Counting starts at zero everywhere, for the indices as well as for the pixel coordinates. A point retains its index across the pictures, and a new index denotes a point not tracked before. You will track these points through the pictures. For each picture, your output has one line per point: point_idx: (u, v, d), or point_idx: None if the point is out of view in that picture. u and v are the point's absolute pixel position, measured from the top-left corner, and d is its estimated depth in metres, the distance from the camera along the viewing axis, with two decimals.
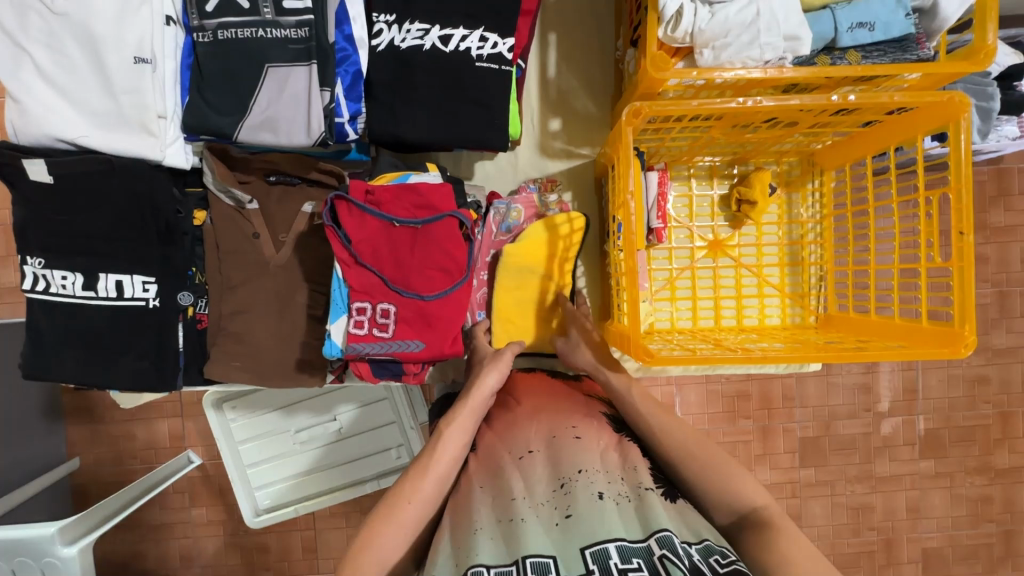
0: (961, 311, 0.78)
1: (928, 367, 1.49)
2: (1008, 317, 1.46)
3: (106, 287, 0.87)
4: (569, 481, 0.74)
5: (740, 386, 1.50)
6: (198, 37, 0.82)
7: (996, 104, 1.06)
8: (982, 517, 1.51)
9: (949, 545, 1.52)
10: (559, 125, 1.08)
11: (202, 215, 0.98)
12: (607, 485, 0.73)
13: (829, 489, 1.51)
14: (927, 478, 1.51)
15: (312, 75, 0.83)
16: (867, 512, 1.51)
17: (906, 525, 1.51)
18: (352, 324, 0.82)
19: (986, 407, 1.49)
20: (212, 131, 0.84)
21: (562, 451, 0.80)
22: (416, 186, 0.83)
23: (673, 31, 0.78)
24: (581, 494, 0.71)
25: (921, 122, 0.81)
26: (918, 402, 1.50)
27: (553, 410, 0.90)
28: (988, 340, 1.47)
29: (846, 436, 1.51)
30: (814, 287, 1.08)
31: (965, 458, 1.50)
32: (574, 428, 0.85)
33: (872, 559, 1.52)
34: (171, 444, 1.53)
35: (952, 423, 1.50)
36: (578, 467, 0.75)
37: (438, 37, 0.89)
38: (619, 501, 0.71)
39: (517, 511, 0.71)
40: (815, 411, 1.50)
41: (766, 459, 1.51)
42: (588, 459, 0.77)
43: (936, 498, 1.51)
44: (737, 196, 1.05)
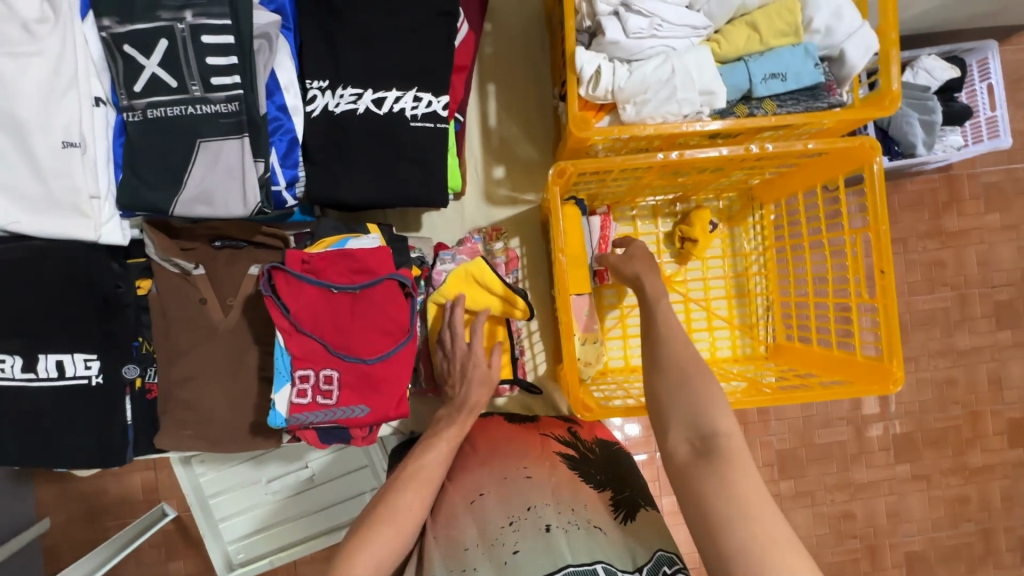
0: (888, 347, 0.80)
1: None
2: (968, 319, 1.48)
3: (47, 367, 0.86)
4: (518, 518, 0.80)
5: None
6: (129, 117, 0.83)
7: (937, 117, 1.17)
8: (961, 517, 1.53)
9: (931, 547, 1.54)
10: (503, 172, 1.10)
11: (147, 284, 0.97)
12: (556, 516, 0.80)
13: (809, 499, 1.52)
14: (904, 481, 1.53)
15: (245, 147, 0.84)
16: (848, 520, 1.53)
17: (887, 529, 1.53)
18: (295, 393, 0.82)
19: (956, 408, 1.51)
20: (146, 207, 0.84)
21: (512, 491, 0.85)
22: (351, 252, 0.84)
23: (594, 90, 0.80)
24: (530, 531, 0.78)
25: (839, 165, 0.84)
26: (890, 407, 1.51)
27: (505, 452, 0.93)
28: (953, 342, 1.48)
29: (823, 445, 1.52)
30: (761, 317, 1.10)
31: (939, 460, 1.52)
32: (525, 467, 0.89)
33: (856, 566, 1.53)
34: (144, 500, 1.50)
35: (924, 425, 1.52)
36: (527, 504, 0.82)
37: (372, 101, 0.91)
38: (569, 529, 0.78)
39: (471, 560, 0.76)
40: (792, 423, 1.51)
41: None
42: (537, 494, 0.84)
43: (914, 501, 1.53)
44: (681, 234, 1.08)
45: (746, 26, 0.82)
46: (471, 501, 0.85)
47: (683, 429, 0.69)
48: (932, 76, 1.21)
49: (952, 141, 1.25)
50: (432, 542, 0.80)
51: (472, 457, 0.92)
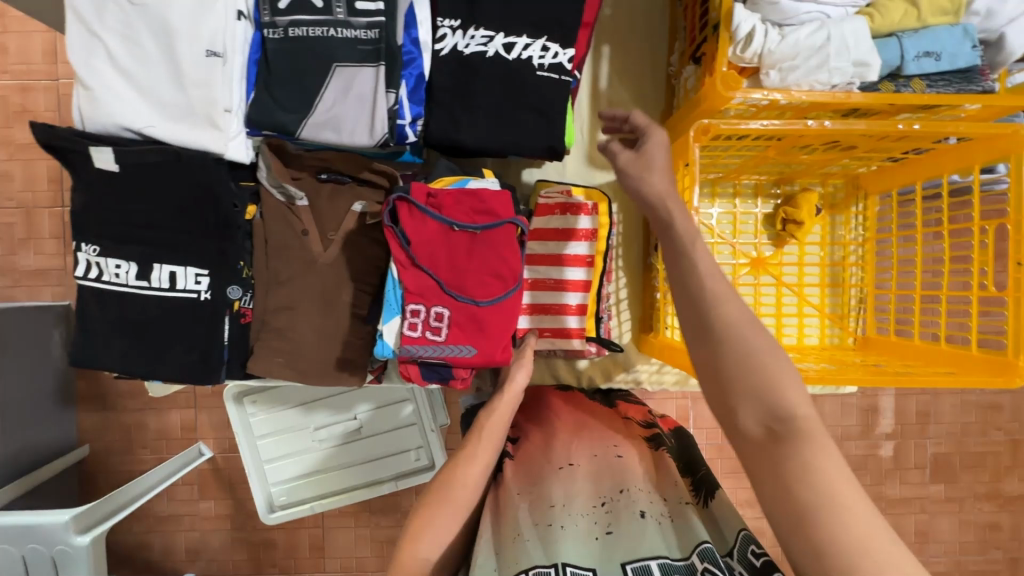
0: (1015, 341, 0.78)
1: (942, 393, 1.50)
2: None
3: (160, 278, 0.87)
4: (610, 500, 0.76)
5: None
6: (269, 34, 0.82)
7: None
8: (990, 544, 1.52)
9: (956, 570, 1.52)
10: (608, 137, 1.09)
11: (253, 209, 0.98)
12: (649, 504, 0.74)
13: None
14: (936, 502, 1.51)
15: (380, 76, 0.84)
16: None
17: (914, 548, 1.52)
18: (406, 326, 0.83)
19: (999, 433, 1.50)
20: (276, 126, 0.83)
21: (604, 469, 0.80)
22: (477, 191, 0.83)
23: (743, 52, 0.78)
24: (623, 512, 0.73)
25: (977, 155, 0.83)
26: (929, 426, 1.50)
27: (595, 429, 0.89)
28: None
29: (857, 457, 1.50)
30: (853, 309, 1.09)
31: (975, 484, 1.51)
32: (615, 447, 0.84)
33: None
34: (183, 435, 1.50)
35: (964, 448, 1.50)
36: (621, 487, 0.76)
37: (502, 45, 0.90)
38: (662, 521, 0.72)
39: (557, 517, 0.73)
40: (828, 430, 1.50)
41: None
42: (631, 477, 0.78)
43: (945, 523, 1.51)
44: (783, 216, 1.06)
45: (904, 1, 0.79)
46: (560, 467, 0.81)
47: (756, 405, 0.55)
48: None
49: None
50: (513, 497, 0.77)
51: (558, 428, 0.90)
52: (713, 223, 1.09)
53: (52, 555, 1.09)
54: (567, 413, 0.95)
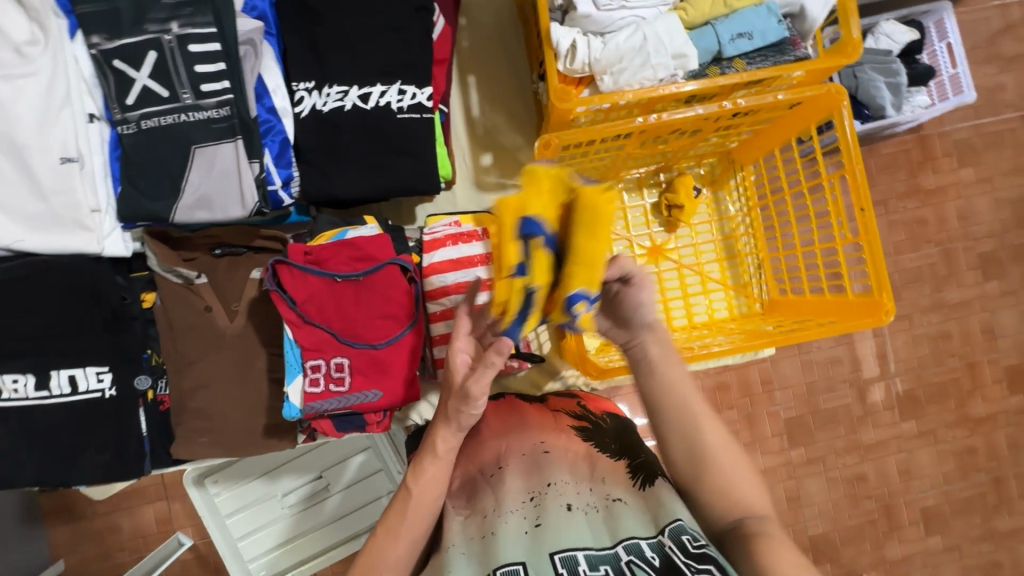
0: (877, 281, 0.84)
1: (893, 331, 1.53)
2: (956, 273, 1.53)
3: (60, 384, 0.88)
4: (538, 495, 0.77)
5: (717, 378, 1.51)
6: (123, 130, 0.85)
7: (901, 78, 1.24)
8: (971, 468, 1.54)
9: (945, 501, 1.54)
10: (490, 160, 1.13)
11: (151, 297, 0.98)
12: (576, 495, 0.76)
13: (821, 464, 1.52)
14: (911, 439, 1.53)
15: (239, 149, 0.87)
16: (862, 482, 1.53)
17: (900, 488, 1.53)
18: (308, 383, 0.84)
19: (953, 360, 1.53)
20: (148, 216, 0.86)
21: (532, 467, 0.81)
22: (353, 241, 0.86)
23: (572, 64, 0.83)
24: (551, 505, 0.74)
25: (809, 115, 0.89)
26: (890, 366, 1.53)
27: (519, 423, 0.90)
28: (943, 295, 1.53)
29: (829, 410, 1.52)
30: (753, 276, 1.13)
31: (943, 414, 1.54)
32: (542, 441, 0.86)
33: (875, 527, 1.52)
34: (160, 529, 1.42)
35: (925, 380, 1.53)
36: (547, 480, 0.78)
37: (358, 96, 0.93)
38: (589, 511, 0.74)
39: (489, 526, 0.74)
40: (795, 390, 1.52)
41: (756, 445, 1.51)
42: (557, 472, 0.79)
43: (924, 456, 1.53)
44: (667, 203, 1.11)
45: None
46: (491, 474, 0.82)
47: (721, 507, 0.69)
48: (894, 40, 1.27)
49: (919, 101, 1.31)
50: (450, 513, 0.80)
51: (491, 428, 0.90)
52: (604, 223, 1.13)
53: None
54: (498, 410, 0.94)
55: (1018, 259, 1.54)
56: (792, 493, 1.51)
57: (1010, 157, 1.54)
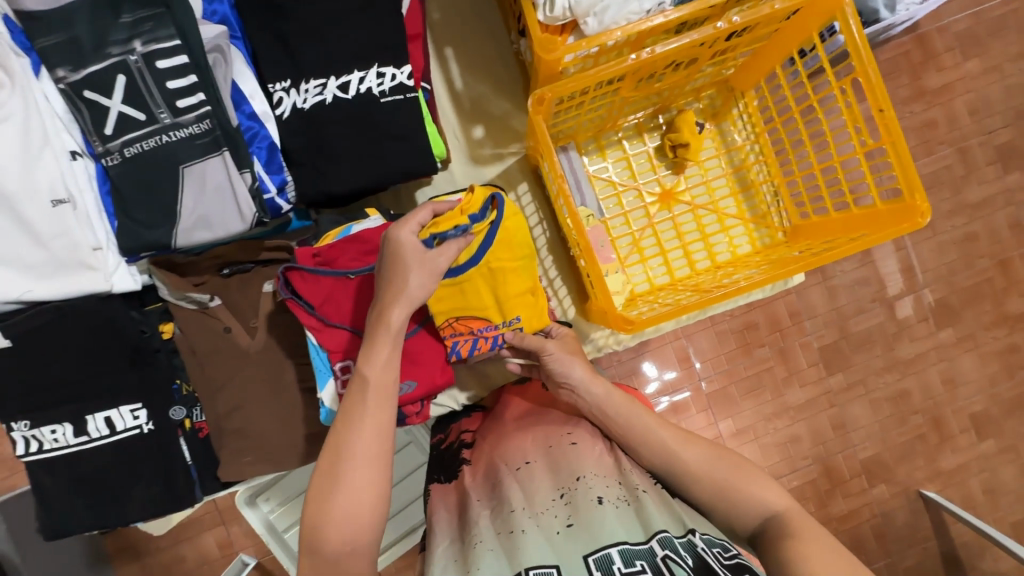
0: (908, 184, 0.79)
1: (918, 240, 1.48)
2: (975, 170, 1.47)
3: (97, 427, 0.89)
4: (569, 490, 0.75)
5: (745, 318, 1.48)
6: (108, 161, 0.83)
7: None
8: (1015, 367, 1.50)
9: (994, 404, 1.50)
10: (483, 131, 1.09)
11: (169, 327, 0.96)
12: (606, 489, 0.74)
13: (863, 387, 1.49)
14: (951, 347, 1.49)
15: (227, 162, 0.84)
16: (907, 399, 1.50)
17: (947, 398, 1.50)
18: (340, 385, 0.84)
19: (984, 260, 1.48)
20: (150, 245, 0.85)
21: (558, 462, 0.79)
22: (358, 235, 0.83)
23: (552, 12, 0.78)
24: (582, 502, 0.73)
25: (810, 21, 0.83)
26: (919, 277, 1.48)
27: (542, 418, 0.88)
28: (964, 196, 1.47)
29: (863, 331, 1.48)
30: (772, 205, 1.09)
31: (980, 316, 1.49)
32: (569, 433, 0.83)
33: (925, 441, 1.50)
34: (222, 554, 1.44)
35: (957, 286, 1.49)
36: (576, 475, 0.76)
37: (337, 87, 0.90)
38: (619, 505, 0.72)
39: (517, 522, 0.72)
40: (827, 317, 1.48)
41: (794, 379, 1.48)
42: (586, 464, 0.78)
43: (966, 362, 1.50)
44: (670, 143, 1.07)
45: None
46: (516, 467, 0.81)
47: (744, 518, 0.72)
48: None
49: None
50: (475, 507, 0.80)
51: (518, 420, 0.90)
52: (610, 176, 1.10)
53: None
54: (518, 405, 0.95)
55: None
56: (837, 420, 1.49)
57: (1017, 40, 1.46)
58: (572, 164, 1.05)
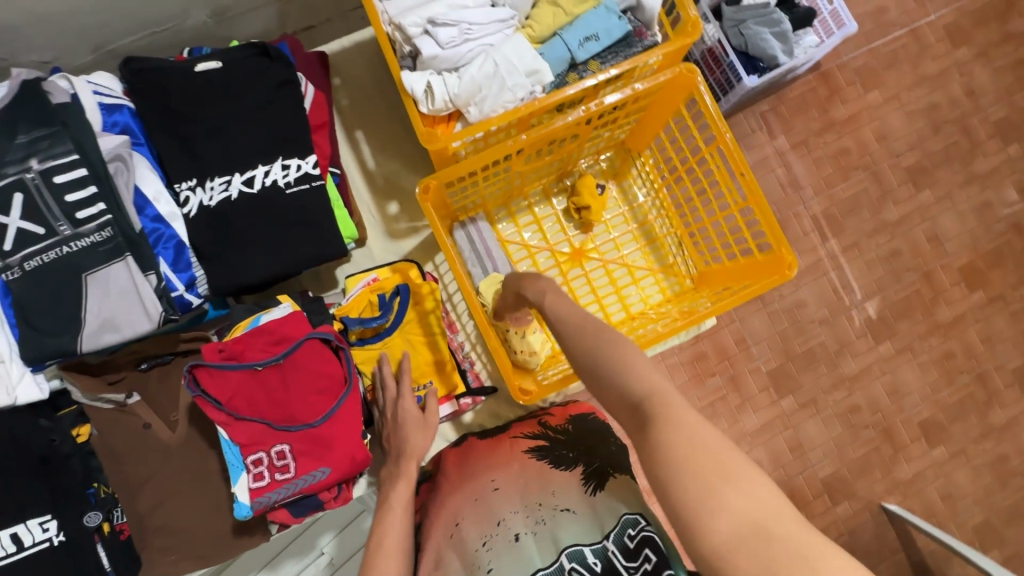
0: (775, 237, 0.86)
1: (846, 262, 1.56)
2: (889, 191, 1.58)
3: (3, 544, 0.86)
4: (491, 537, 0.79)
5: (693, 349, 1.52)
6: (8, 276, 0.84)
7: (784, 26, 1.24)
8: (954, 372, 1.57)
9: (939, 410, 1.56)
10: (397, 207, 1.14)
11: (85, 429, 0.96)
12: (524, 520, 0.79)
13: (813, 408, 1.54)
14: (891, 359, 1.56)
15: (131, 266, 0.86)
16: (856, 414, 1.54)
17: (894, 409, 1.55)
18: (252, 479, 0.83)
19: (910, 274, 1.57)
20: (54, 353, 0.85)
21: (479, 508, 0.83)
22: (265, 326, 0.86)
23: (433, 104, 0.85)
24: (501, 544, 0.78)
25: (673, 94, 0.92)
26: (850, 296, 1.56)
27: (473, 467, 0.89)
28: (880, 216, 1.57)
29: (804, 352, 1.54)
30: (676, 255, 1.15)
31: (914, 327, 1.57)
32: (490, 478, 0.86)
33: (880, 453, 1.54)
34: None
35: (888, 301, 1.56)
36: (496, 521, 0.80)
37: (242, 182, 0.94)
38: (536, 531, 0.78)
39: None
40: (771, 342, 1.53)
41: (747, 405, 1.52)
42: (505, 509, 0.82)
43: (907, 372, 1.56)
44: (575, 206, 1.13)
45: (550, 5, 0.89)
46: (450, 533, 0.82)
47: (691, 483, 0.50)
48: None
49: (810, 42, 1.34)
50: None
51: (453, 483, 0.88)
52: (522, 239, 1.15)
53: None
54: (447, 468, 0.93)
55: (943, 163, 1.59)
56: (792, 442, 1.52)
57: (910, 71, 1.59)
58: (481, 234, 1.06)
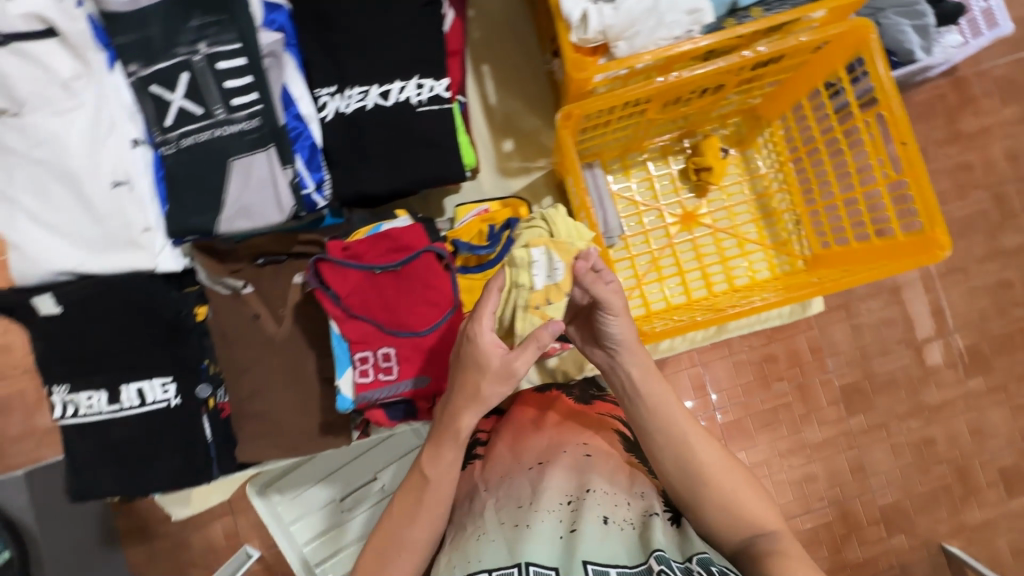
0: (929, 218, 0.81)
1: (948, 285, 1.44)
2: (1011, 218, 1.44)
3: (129, 397, 0.95)
4: (577, 498, 0.76)
5: (764, 350, 1.45)
6: (165, 150, 0.91)
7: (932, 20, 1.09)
8: None
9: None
10: (512, 145, 1.14)
11: (203, 310, 1.00)
12: (613, 509, 0.75)
13: (884, 432, 1.44)
14: (980, 396, 1.44)
15: (273, 158, 0.91)
16: (930, 446, 1.44)
17: (974, 449, 1.44)
18: (358, 374, 0.87)
19: (1019, 310, 1.44)
20: (193, 231, 0.91)
21: (573, 467, 0.80)
22: (387, 233, 0.89)
23: (585, 34, 0.82)
24: (588, 513, 0.74)
25: (838, 53, 0.86)
26: (946, 322, 1.44)
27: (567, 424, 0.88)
28: (997, 243, 1.44)
29: (886, 374, 1.44)
30: (792, 233, 1.10)
31: (1012, 367, 1.44)
32: (585, 444, 0.84)
33: (949, 492, 1.43)
34: (228, 544, 1.46)
35: (987, 334, 1.44)
36: (587, 486, 0.76)
37: (378, 95, 0.95)
38: (625, 527, 0.73)
39: (523, 518, 0.75)
40: (848, 357, 1.45)
41: (812, 417, 1.44)
42: (600, 478, 0.78)
43: (995, 414, 1.44)
44: (694, 167, 1.10)
45: None
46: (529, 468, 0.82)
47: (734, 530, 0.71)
48: None
49: (950, 41, 1.20)
50: (485, 499, 0.80)
51: (541, 426, 0.89)
52: (632, 194, 1.13)
53: None
54: (541, 410, 0.94)
55: None
56: (855, 463, 1.44)
57: None
58: (597, 180, 1.06)
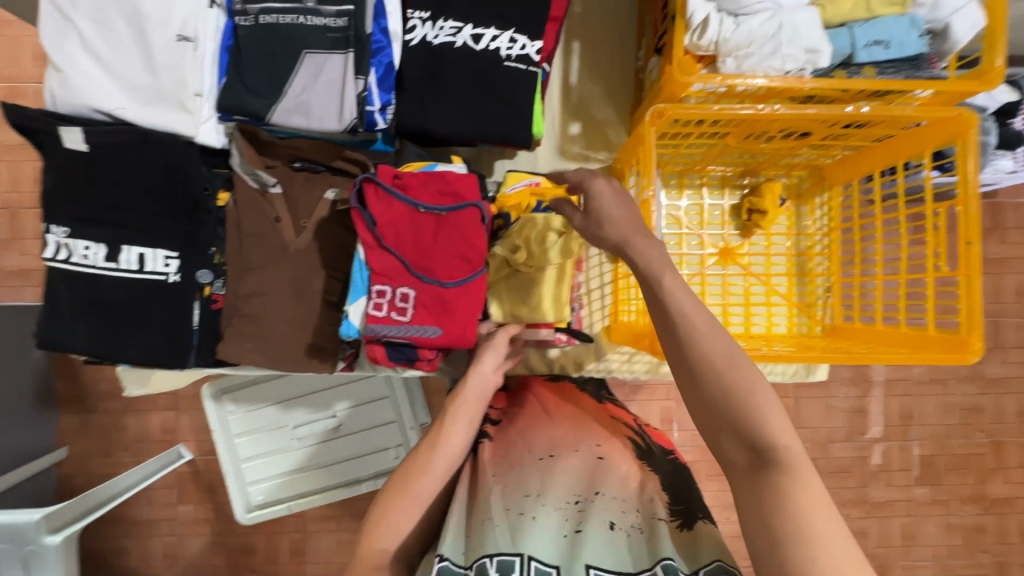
0: (967, 320, 0.80)
1: (924, 393, 1.45)
2: (1001, 348, 1.43)
3: (129, 259, 0.90)
4: (584, 499, 0.69)
5: None
6: (240, 21, 0.88)
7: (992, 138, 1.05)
8: (975, 547, 1.47)
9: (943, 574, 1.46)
10: (579, 130, 1.12)
11: (226, 196, 0.96)
12: (621, 513, 0.67)
13: None
14: (922, 505, 1.46)
15: (348, 62, 0.88)
16: (861, 538, 1.46)
17: (901, 551, 1.46)
18: (372, 305, 0.84)
19: (981, 435, 1.45)
20: (246, 111, 0.88)
21: (581, 467, 0.74)
22: (443, 174, 0.86)
23: (699, 39, 0.81)
24: (594, 517, 0.66)
25: (931, 137, 0.85)
26: (912, 427, 1.45)
27: (578, 422, 0.84)
28: (982, 368, 1.44)
29: (842, 459, 1.46)
30: (820, 298, 1.11)
31: (959, 486, 1.46)
32: (597, 445, 0.79)
33: None
34: (163, 438, 1.42)
35: (947, 450, 1.45)
36: (595, 488, 0.70)
37: (470, 36, 0.91)
38: (631, 534, 0.65)
39: (529, 507, 0.68)
40: (812, 433, 1.46)
41: None
42: (609, 482, 0.71)
43: (930, 525, 1.46)
44: (749, 206, 1.08)
45: None
46: (539, 458, 0.76)
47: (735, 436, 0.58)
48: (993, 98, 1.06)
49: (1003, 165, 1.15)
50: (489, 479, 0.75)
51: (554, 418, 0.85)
52: (680, 214, 1.12)
53: (24, 555, 1.00)
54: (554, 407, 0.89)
55: None
56: None
57: None
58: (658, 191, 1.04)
